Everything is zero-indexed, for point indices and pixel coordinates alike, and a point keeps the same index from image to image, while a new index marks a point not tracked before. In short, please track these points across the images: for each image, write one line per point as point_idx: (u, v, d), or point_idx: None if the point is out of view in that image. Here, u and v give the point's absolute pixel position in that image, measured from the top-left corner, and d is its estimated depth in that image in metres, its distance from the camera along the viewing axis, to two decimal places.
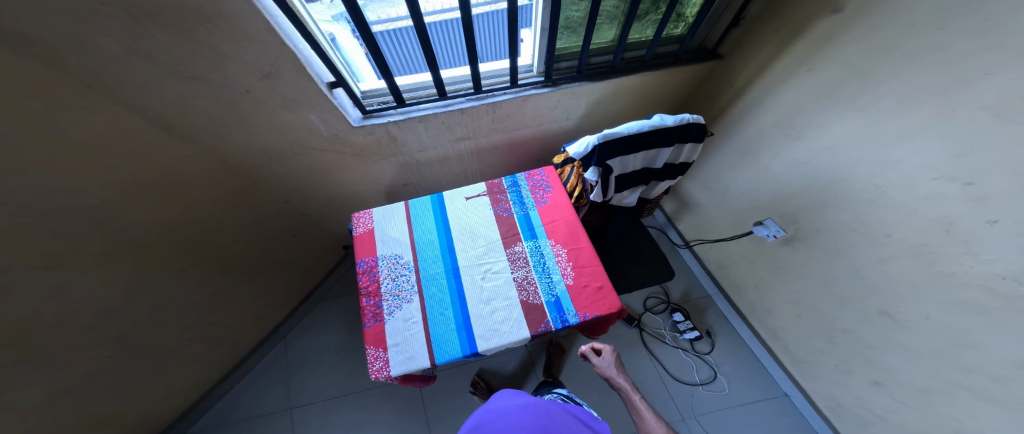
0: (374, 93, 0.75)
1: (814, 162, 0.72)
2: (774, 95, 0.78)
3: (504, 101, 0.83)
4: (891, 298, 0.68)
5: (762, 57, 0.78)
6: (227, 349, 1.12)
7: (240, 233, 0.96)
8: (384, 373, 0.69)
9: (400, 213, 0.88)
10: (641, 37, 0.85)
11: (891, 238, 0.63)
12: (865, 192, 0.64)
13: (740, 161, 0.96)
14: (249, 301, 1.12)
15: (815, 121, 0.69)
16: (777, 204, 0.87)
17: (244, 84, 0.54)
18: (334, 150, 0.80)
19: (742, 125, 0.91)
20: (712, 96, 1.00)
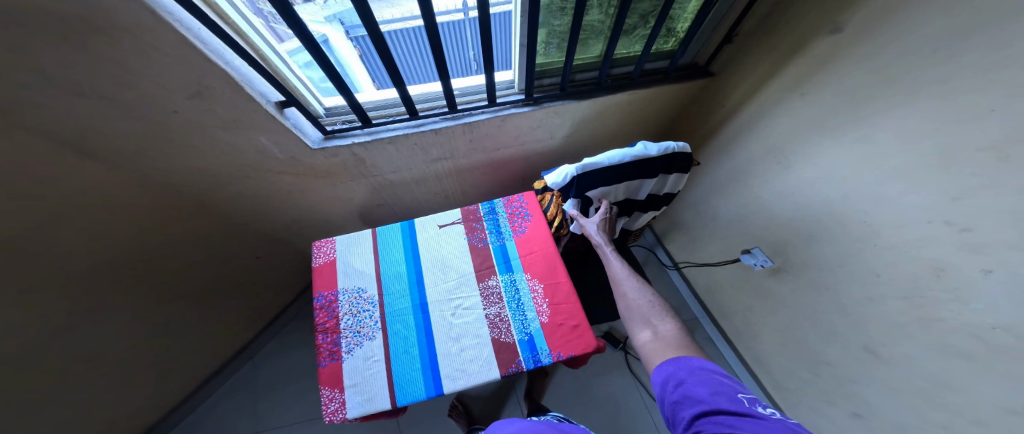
0: (338, 112, 0.70)
1: (802, 194, 0.69)
2: (766, 118, 0.75)
3: (481, 121, 0.78)
4: (875, 335, 0.62)
5: (755, 76, 0.76)
6: (172, 386, 1.00)
7: (189, 260, 0.87)
8: (339, 415, 0.63)
9: (366, 242, 0.80)
10: (629, 53, 0.81)
11: (879, 278, 0.58)
12: (855, 230, 0.60)
13: (729, 186, 0.93)
14: (202, 332, 1.01)
15: (806, 150, 0.66)
16: (765, 234, 0.83)
17: (172, 104, 0.48)
18: (294, 172, 0.73)
19: (733, 149, 0.88)
20: (704, 116, 0.97)
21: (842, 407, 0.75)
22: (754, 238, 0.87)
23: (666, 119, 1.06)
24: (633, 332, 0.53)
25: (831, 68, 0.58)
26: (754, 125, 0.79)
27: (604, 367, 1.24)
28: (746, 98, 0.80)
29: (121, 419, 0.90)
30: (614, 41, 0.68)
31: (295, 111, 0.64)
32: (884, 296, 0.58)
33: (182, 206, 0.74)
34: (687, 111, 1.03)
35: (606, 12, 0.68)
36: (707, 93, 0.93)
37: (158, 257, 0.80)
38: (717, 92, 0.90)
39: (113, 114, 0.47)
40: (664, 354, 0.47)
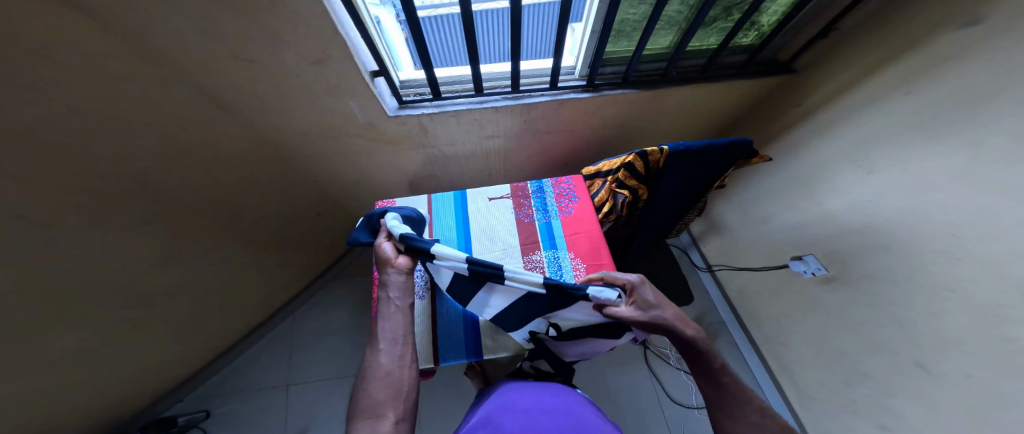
0: (413, 84, 0.76)
1: (881, 200, 0.67)
2: (853, 118, 0.72)
3: (540, 103, 0.81)
4: (927, 350, 0.64)
5: (848, 75, 0.74)
6: (242, 316, 1.17)
7: (270, 209, 0.99)
8: None
9: (422, 206, 0.87)
10: (702, 46, 0.81)
11: (954, 295, 0.57)
12: (939, 241, 0.58)
13: (790, 189, 0.91)
14: (267, 272, 1.15)
15: (894, 153, 0.64)
16: (823, 242, 0.82)
17: (295, 68, 0.56)
18: (368, 136, 0.81)
19: (801, 149, 0.86)
20: (776, 115, 0.94)
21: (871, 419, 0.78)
22: (808, 244, 0.87)
23: (729, 115, 1.04)
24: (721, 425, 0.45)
25: (949, 68, 0.55)
26: (831, 128, 0.77)
27: (622, 359, 1.29)
28: (831, 98, 0.77)
29: (204, 337, 1.08)
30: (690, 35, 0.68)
31: (379, 80, 0.71)
32: (952, 312, 0.58)
33: (275, 160, 0.85)
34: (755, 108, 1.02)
35: (685, 3, 0.68)
36: (783, 91, 0.92)
37: (250, 203, 0.92)
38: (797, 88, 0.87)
39: (244, 72, 0.55)
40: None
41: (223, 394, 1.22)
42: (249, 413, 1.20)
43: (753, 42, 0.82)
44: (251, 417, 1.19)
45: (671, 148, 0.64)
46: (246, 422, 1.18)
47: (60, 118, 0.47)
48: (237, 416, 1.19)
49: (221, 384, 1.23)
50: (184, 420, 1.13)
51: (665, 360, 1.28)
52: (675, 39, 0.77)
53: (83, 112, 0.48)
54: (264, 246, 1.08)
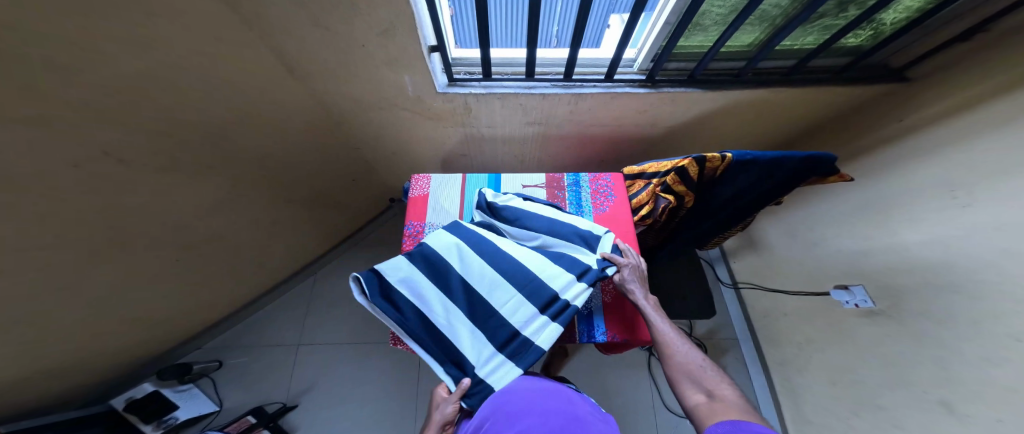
0: (464, 62, 0.74)
1: (970, 241, 0.62)
2: (957, 145, 0.65)
3: (591, 94, 0.78)
4: (963, 395, 0.64)
5: (966, 92, 0.66)
6: (274, 266, 1.26)
7: (312, 172, 1.04)
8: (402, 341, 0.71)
9: (455, 185, 0.87)
10: (795, 45, 0.74)
11: (1019, 344, 0.55)
12: (1020, 289, 0.54)
13: (862, 217, 0.87)
14: (299, 230, 1.22)
15: (995, 189, 0.58)
16: (895, 277, 0.78)
17: (362, 39, 0.56)
18: (414, 110, 0.81)
19: (888, 169, 0.80)
20: (864, 131, 0.89)
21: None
22: (857, 275, 0.87)
23: (805, 125, 0.98)
24: (680, 392, 0.46)
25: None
26: (931, 153, 0.71)
27: (624, 361, 1.31)
28: (932, 121, 0.72)
29: (244, 281, 1.19)
30: (787, 31, 0.62)
31: (434, 54, 0.70)
32: (1004, 364, 0.57)
33: (327, 124, 0.88)
34: (838, 120, 0.95)
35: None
36: (881, 106, 0.85)
37: (297, 163, 0.96)
38: (907, 100, 0.79)
39: (311, 38, 0.56)
40: (715, 415, 0.38)
41: (233, 347, 1.37)
42: (257, 366, 1.35)
43: (861, 44, 0.75)
44: (259, 372, 1.34)
45: (736, 157, 0.61)
46: (252, 377, 1.34)
47: (150, 68, 0.50)
48: (248, 368, 1.35)
49: (239, 336, 1.39)
50: (198, 367, 1.28)
51: None
52: (761, 37, 0.71)
53: (170, 63, 0.51)
54: (303, 205, 1.15)
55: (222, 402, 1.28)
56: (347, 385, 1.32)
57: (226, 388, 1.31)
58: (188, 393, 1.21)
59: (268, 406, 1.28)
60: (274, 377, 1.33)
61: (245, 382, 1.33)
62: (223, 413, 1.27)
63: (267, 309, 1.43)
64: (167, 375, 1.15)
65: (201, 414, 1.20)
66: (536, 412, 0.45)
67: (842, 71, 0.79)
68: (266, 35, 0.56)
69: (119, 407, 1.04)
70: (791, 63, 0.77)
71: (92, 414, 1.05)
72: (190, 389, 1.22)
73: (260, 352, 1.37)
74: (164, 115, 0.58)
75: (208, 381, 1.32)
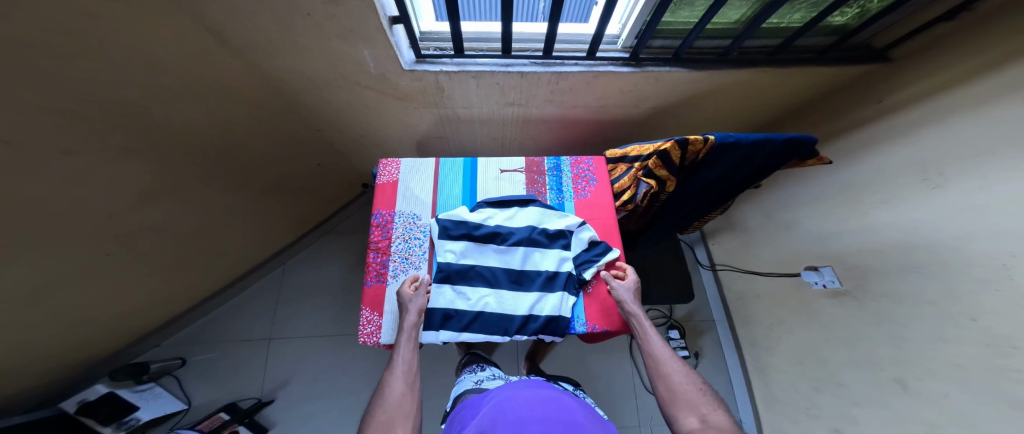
0: (434, 36, 0.68)
1: (936, 226, 0.64)
2: (929, 129, 0.66)
3: (572, 73, 0.73)
4: (917, 371, 0.68)
5: (944, 75, 0.65)
6: (238, 258, 1.18)
7: (270, 156, 0.95)
8: (374, 338, 0.68)
9: (428, 170, 0.81)
10: (782, 23, 0.71)
11: (975, 324, 0.58)
12: (984, 271, 0.56)
13: (835, 200, 0.88)
14: (263, 219, 1.13)
15: (964, 174, 0.59)
16: (858, 260, 0.81)
17: (308, 6, 0.49)
18: (378, 89, 0.74)
19: (864, 154, 0.81)
20: (842, 113, 0.88)
21: (833, 423, 0.87)
22: (827, 257, 0.90)
23: (787, 106, 0.97)
24: (671, 414, 0.49)
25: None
26: (907, 135, 0.70)
27: (606, 346, 1.34)
28: (909, 103, 0.71)
29: (200, 272, 1.11)
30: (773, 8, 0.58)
31: (397, 27, 0.63)
32: (961, 338, 0.60)
33: (280, 104, 0.79)
34: (818, 101, 0.94)
35: None
36: (861, 88, 0.84)
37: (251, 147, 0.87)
38: (887, 81, 0.78)
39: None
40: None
41: (203, 343, 1.31)
42: (233, 360, 1.30)
43: (848, 22, 0.72)
44: (235, 366, 1.29)
45: (719, 139, 0.59)
46: (222, 372, 1.29)
47: (30, 32, 0.40)
48: (217, 365, 1.29)
49: (204, 331, 1.32)
50: (157, 367, 1.21)
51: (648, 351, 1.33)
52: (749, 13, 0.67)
53: (59, 25, 0.42)
54: (262, 191, 1.06)
55: (191, 400, 1.24)
56: (328, 378, 1.29)
57: (194, 385, 1.26)
58: (150, 392, 1.16)
59: (241, 403, 1.24)
60: (250, 374, 1.29)
61: (218, 380, 1.27)
62: (192, 411, 1.22)
63: (234, 302, 1.36)
64: (121, 376, 1.08)
65: (167, 413, 1.15)
66: (540, 419, 0.45)
67: (829, 51, 0.77)
68: None
69: (71, 410, 0.98)
70: (776, 42, 0.74)
71: (37, 419, 0.98)
72: (151, 389, 1.17)
73: (231, 348, 1.31)
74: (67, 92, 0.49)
75: (172, 380, 1.26)
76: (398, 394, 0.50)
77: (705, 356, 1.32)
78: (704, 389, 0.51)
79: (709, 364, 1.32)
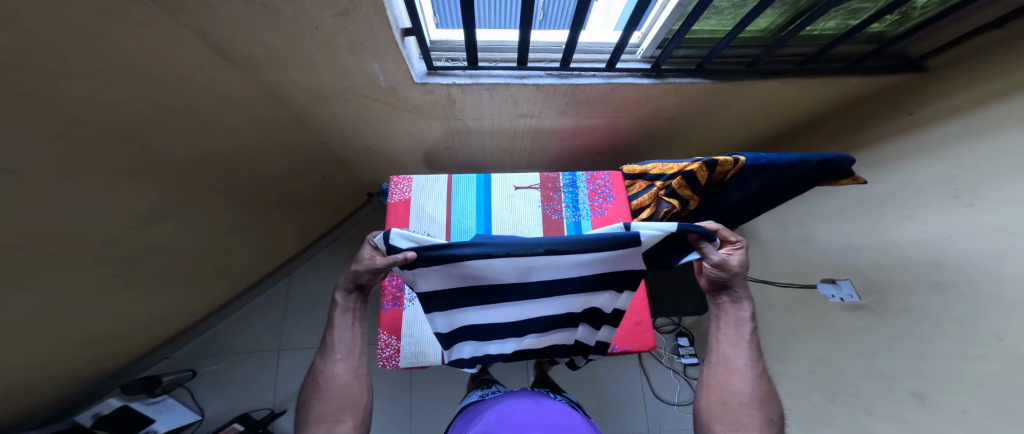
0: (445, 46, 0.64)
1: (964, 243, 0.62)
2: (963, 143, 0.63)
3: (589, 85, 0.70)
4: (935, 386, 0.66)
5: (982, 88, 0.63)
6: (239, 271, 1.15)
7: (272, 169, 0.91)
8: (392, 360, 0.73)
9: (440, 187, 0.78)
10: (814, 31, 0.68)
11: (1000, 343, 0.56)
12: (1013, 290, 0.54)
13: (854, 213, 0.86)
14: (265, 231, 1.10)
15: (998, 191, 0.57)
16: (877, 273, 0.79)
17: (315, 20, 0.45)
18: (387, 102, 0.70)
19: (889, 166, 0.78)
20: (868, 124, 0.86)
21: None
22: (845, 270, 0.88)
23: (808, 116, 0.94)
24: (709, 415, 0.43)
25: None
26: (938, 150, 0.68)
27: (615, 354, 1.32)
28: (942, 116, 0.69)
29: (204, 288, 1.08)
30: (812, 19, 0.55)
31: (408, 38, 0.59)
32: (982, 356, 0.58)
33: (281, 118, 0.75)
34: (841, 110, 0.91)
35: None
36: (889, 99, 0.81)
37: (248, 161, 0.82)
38: (918, 93, 0.76)
39: (245, 16, 0.44)
40: None
41: (207, 354, 1.28)
42: (237, 371, 1.27)
43: (883, 29, 0.69)
44: (238, 378, 1.27)
45: (750, 160, 0.56)
46: (234, 381, 1.26)
47: (12, 56, 0.36)
48: (218, 377, 1.26)
49: (207, 344, 1.29)
50: (169, 379, 1.18)
51: (658, 359, 1.31)
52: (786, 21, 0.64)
53: (44, 48, 0.38)
54: (267, 206, 1.02)
55: (204, 411, 1.21)
56: None
57: (206, 396, 1.23)
58: (163, 405, 1.13)
59: (255, 413, 1.22)
60: (251, 386, 1.26)
61: (227, 388, 1.25)
62: (206, 422, 1.20)
63: (238, 315, 1.33)
64: (133, 389, 1.06)
65: (182, 424, 1.13)
66: (539, 424, 0.45)
67: (860, 61, 0.74)
68: (184, 15, 0.43)
69: (87, 423, 0.96)
70: (804, 50, 0.71)
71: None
72: (164, 400, 1.14)
73: (232, 361, 1.28)
74: (49, 113, 0.45)
75: (184, 392, 1.23)
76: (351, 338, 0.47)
77: None
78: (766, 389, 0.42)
79: None
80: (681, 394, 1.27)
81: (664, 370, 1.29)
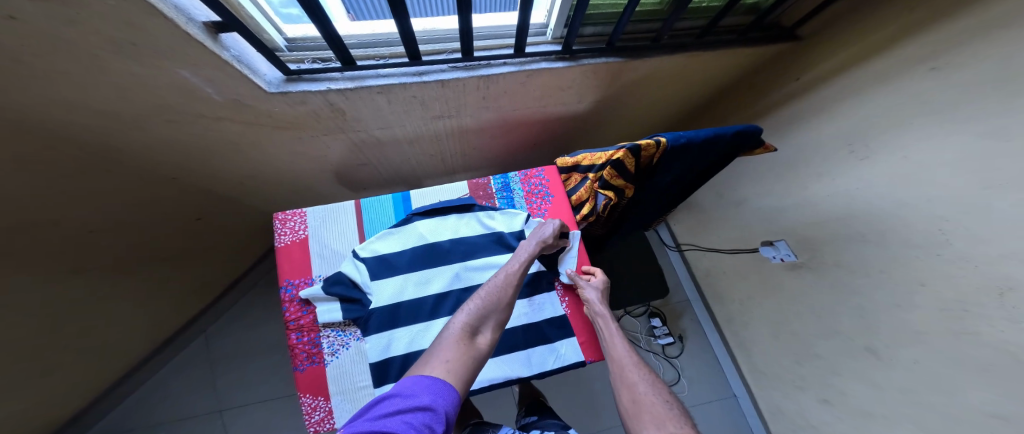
0: (309, 44, 0.52)
1: (867, 196, 0.64)
2: (853, 99, 0.65)
3: (502, 75, 0.61)
4: (882, 338, 0.68)
5: (860, 45, 0.65)
6: (115, 352, 0.90)
7: (115, 221, 0.69)
8: (326, 426, 0.59)
9: (345, 216, 0.68)
10: (704, 4, 0.66)
11: (923, 288, 0.58)
12: (923, 235, 0.56)
13: (778, 176, 0.88)
14: (133, 297, 0.86)
15: (891, 140, 0.59)
16: (804, 230, 0.82)
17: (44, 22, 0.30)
18: (241, 119, 0.55)
19: (790, 129, 0.81)
20: (764, 91, 0.88)
21: (816, 392, 0.87)
22: (780, 231, 0.90)
23: (725, 86, 0.95)
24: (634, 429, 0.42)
25: (982, 48, 0.46)
26: (830, 108, 0.71)
27: None
28: (828, 78, 0.71)
29: (66, 388, 0.83)
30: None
31: (237, 36, 0.46)
32: (916, 303, 0.60)
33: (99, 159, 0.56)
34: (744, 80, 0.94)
35: None
36: (780, 65, 0.84)
37: (68, 218, 0.61)
38: (803, 56, 0.79)
39: None
40: None
41: None
42: None
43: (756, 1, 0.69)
44: None
45: (671, 140, 0.51)
46: None
47: None
48: None
49: None
50: None
51: (636, 344, 1.29)
52: None
53: None
54: (116, 265, 0.78)
55: None
56: None
57: None
58: None
59: None
60: None
61: None
62: None
63: (127, 404, 1.05)
64: None
65: None
66: None
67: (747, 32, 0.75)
68: None
69: None
70: (702, 21, 0.69)
71: None
72: None
73: None
74: None
75: None
76: (499, 291, 0.52)
77: (687, 338, 1.31)
78: (676, 405, 0.44)
79: (694, 346, 1.30)
80: (666, 375, 1.24)
81: (644, 354, 1.27)
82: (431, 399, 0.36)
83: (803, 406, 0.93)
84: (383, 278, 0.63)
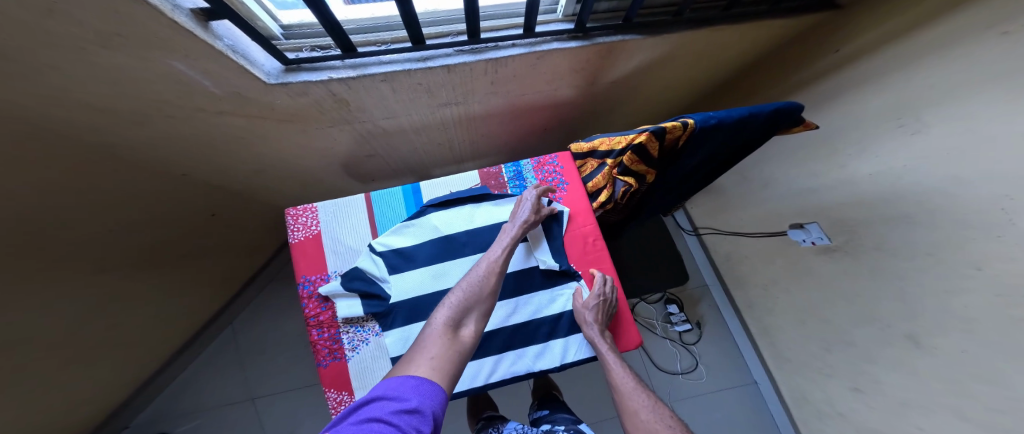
0: (306, 31, 0.50)
1: (914, 175, 0.59)
2: (901, 69, 0.59)
3: (511, 58, 0.57)
4: (924, 327, 0.64)
5: (914, 7, 0.58)
6: (147, 343, 0.95)
7: (132, 218, 0.70)
8: None
9: (357, 210, 0.67)
10: None
11: (978, 273, 0.53)
12: (980, 215, 0.50)
13: (812, 156, 0.82)
14: (161, 291, 0.89)
15: (943, 113, 0.53)
16: (837, 212, 0.77)
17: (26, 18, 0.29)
18: (243, 113, 0.53)
19: (826, 105, 0.74)
20: (796, 64, 0.81)
21: (846, 381, 0.85)
22: (810, 214, 0.84)
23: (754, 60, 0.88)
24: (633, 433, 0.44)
25: None
26: (873, 80, 0.64)
27: None
28: (873, 48, 0.64)
29: (107, 376, 0.88)
30: None
31: (230, 25, 0.43)
32: (963, 289, 0.56)
33: (109, 159, 0.56)
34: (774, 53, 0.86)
35: None
36: (816, 35, 0.76)
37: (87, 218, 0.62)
38: (844, 24, 0.71)
39: None
40: None
41: None
42: None
43: None
44: None
45: (699, 122, 0.46)
46: None
47: None
48: None
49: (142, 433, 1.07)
50: None
51: (652, 331, 1.28)
52: None
53: None
54: (139, 260, 0.80)
55: None
56: None
57: None
58: None
59: None
60: None
61: None
62: None
63: (167, 389, 1.11)
64: None
65: None
66: None
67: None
68: None
69: None
70: None
71: None
72: None
73: None
74: None
75: None
76: (480, 282, 0.50)
77: (706, 325, 1.29)
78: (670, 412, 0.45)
79: (713, 332, 1.28)
80: (683, 362, 1.23)
81: (661, 341, 1.26)
82: (419, 400, 0.35)
83: (831, 394, 0.90)
84: (400, 272, 0.63)
